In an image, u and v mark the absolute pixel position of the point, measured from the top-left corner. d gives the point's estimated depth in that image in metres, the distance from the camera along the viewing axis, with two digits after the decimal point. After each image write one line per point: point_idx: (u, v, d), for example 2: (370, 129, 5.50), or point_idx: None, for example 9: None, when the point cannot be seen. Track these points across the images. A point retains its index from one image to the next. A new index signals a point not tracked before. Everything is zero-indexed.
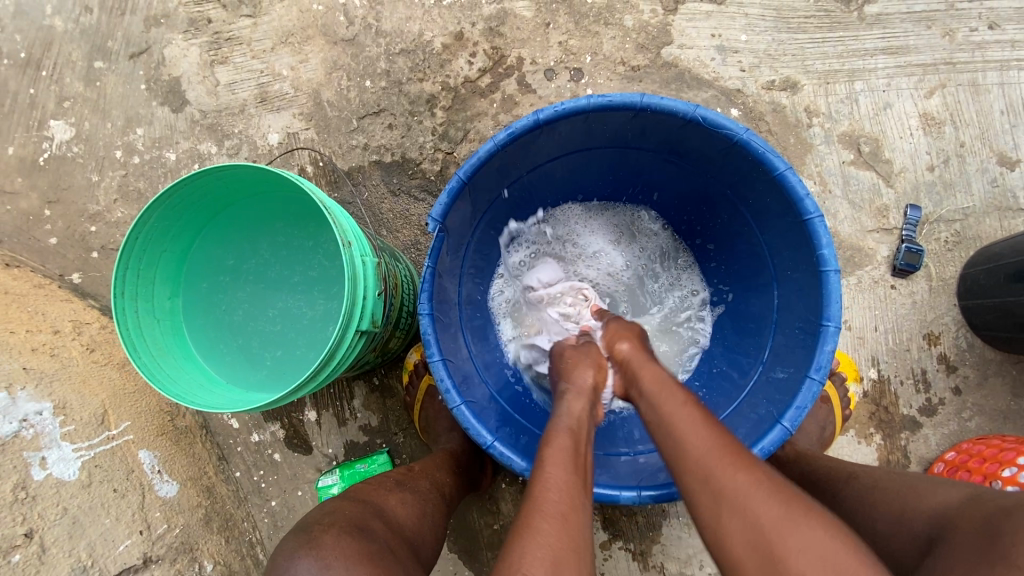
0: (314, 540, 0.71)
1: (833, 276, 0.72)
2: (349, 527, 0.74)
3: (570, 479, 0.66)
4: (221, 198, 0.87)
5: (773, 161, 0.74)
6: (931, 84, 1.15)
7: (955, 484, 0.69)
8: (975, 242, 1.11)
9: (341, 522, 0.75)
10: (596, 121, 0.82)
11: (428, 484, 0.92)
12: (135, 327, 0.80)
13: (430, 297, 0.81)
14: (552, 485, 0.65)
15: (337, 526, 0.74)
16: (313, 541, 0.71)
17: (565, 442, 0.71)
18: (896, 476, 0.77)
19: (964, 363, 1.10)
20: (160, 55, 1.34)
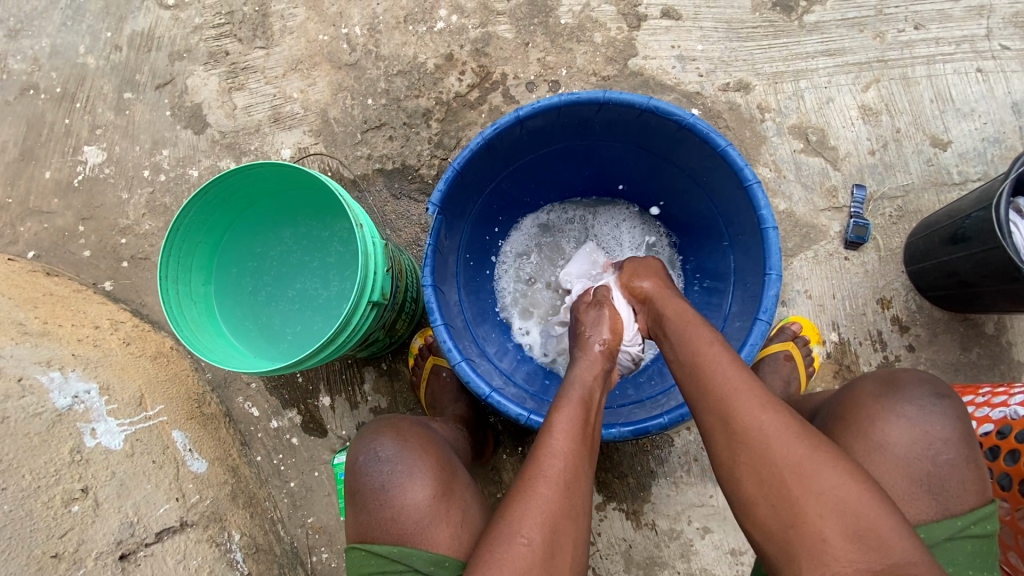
0: (394, 425, 0.87)
1: (772, 233, 0.85)
2: (415, 423, 0.91)
3: (572, 447, 0.77)
4: (248, 195, 1.02)
5: (716, 140, 0.88)
6: (867, 80, 1.31)
7: (835, 393, 0.86)
8: (917, 214, 1.26)
9: (408, 419, 0.92)
10: (568, 115, 0.97)
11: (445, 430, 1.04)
12: (177, 306, 0.93)
13: (432, 271, 0.93)
14: (556, 452, 0.77)
15: (405, 421, 0.91)
16: (395, 427, 0.87)
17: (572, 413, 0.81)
18: (806, 400, 0.93)
19: (915, 323, 1.22)
20: (183, 85, 1.50)
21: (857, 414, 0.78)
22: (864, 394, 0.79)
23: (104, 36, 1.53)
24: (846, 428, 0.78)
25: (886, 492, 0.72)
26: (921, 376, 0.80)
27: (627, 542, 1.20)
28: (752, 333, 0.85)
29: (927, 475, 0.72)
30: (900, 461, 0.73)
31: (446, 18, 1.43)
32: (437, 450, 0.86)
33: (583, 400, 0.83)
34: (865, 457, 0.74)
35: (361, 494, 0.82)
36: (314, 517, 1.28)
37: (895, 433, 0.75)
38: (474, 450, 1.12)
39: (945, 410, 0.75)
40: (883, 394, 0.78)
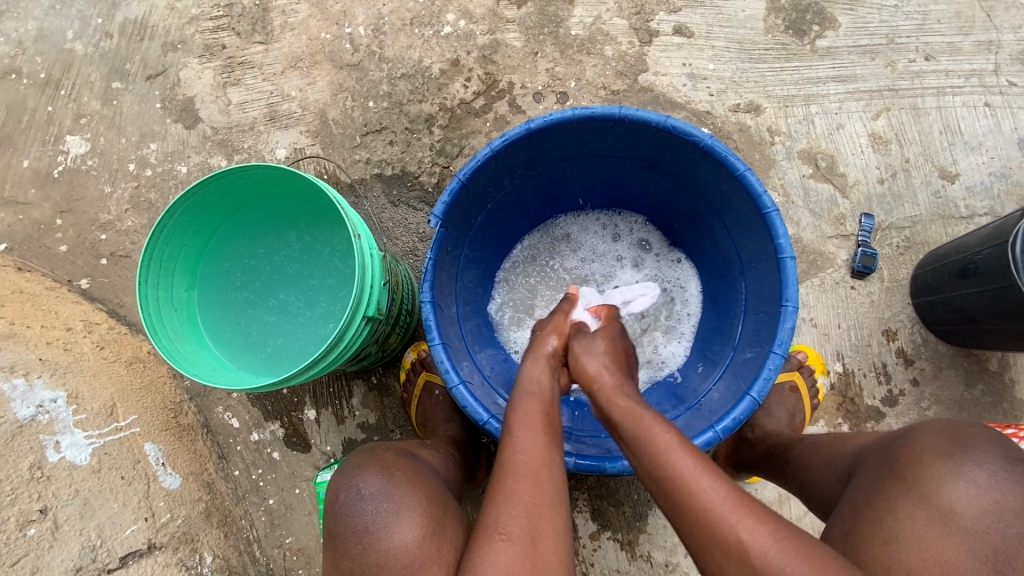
0: (378, 458, 0.81)
1: (789, 263, 0.82)
2: (404, 454, 0.85)
3: (538, 439, 0.72)
4: (242, 198, 0.96)
5: (734, 163, 0.85)
6: (878, 108, 1.30)
7: (883, 442, 0.79)
8: (925, 246, 1.24)
9: (395, 449, 0.86)
10: (579, 131, 0.93)
11: (445, 451, 0.99)
12: (157, 312, 0.87)
13: (432, 287, 0.89)
14: (522, 447, 0.72)
15: (393, 452, 0.85)
16: (381, 460, 0.80)
17: (531, 407, 0.77)
18: (841, 444, 0.87)
19: (920, 357, 1.20)
20: (175, 77, 1.44)
21: (917, 470, 0.69)
22: (926, 450, 0.71)
23: (94, 22, 1.46)
24: (900, 484, 0.70)
25: (939, 561, 0.63)
26: (992, 436, 0.71)
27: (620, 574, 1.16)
28: (766, 367, 0.82)
29: (995, 552, 0.62)
30: (964, 529, 0.64)
31: (453, 23, 1.39)
32: (426, 485, 0.80)
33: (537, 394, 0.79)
34: (923, 521, 0.66)
35: (343, 535, 0.75)
36: (292, 538, 1.21)
37: (962, 497, 0.65)
38: (467, 475, 1.06)
39: (1021, 478, 0.66)
40: (948, 450, 0.70)
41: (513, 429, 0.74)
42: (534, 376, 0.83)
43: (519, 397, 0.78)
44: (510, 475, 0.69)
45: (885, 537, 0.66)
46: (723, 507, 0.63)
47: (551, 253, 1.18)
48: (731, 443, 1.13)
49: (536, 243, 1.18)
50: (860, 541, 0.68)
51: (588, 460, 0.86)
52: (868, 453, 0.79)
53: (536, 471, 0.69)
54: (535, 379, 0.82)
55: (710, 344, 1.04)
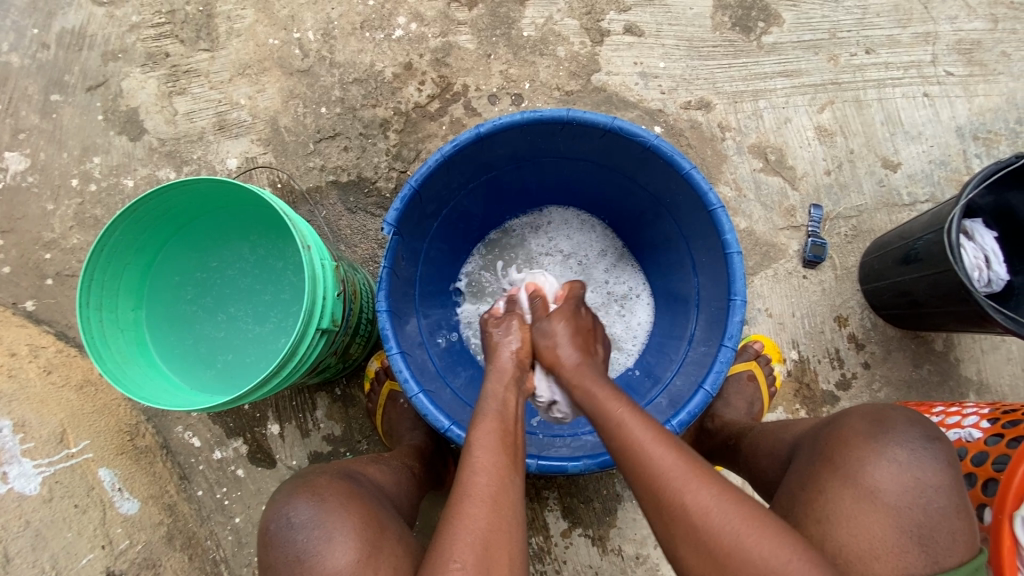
0: (310, 483, 0.79)
1: (736, 258, 0.84)
2: (339, 475, 0.83)
3: (496, 460, 0.72)
4: (187, 212, 0.93)
5: (680, 162, 0.86)
6: (822, 101, 1.34)
7: (818, 428, 0.81)
8: (871, 233, 1.29)
9: (331, 471, 0.83)
10: (529, 133, 0.93)
11: (399, 463, 0.98)
12: (100, 334, 0.84)
13: (387, 296, 0.88)
14: (480, 468, 0.71)
15: (328, 474, 0.82)
16: (309, 485, 0.78)
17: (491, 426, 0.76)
18: (783, 431, 0.89)
19: (870, 341, 1.24)
20: (117, 88, 1.39)
21: (842, 452, 0.72)
22: (852, 433, 0.74)
23: (29, 33, 1.40)
24: (830, 468, 0.72)
25: (866, 538, 0.66)
26: (910, 415, 0.75)
27: (593, 569, 1.17)
28: (717, 361, 0.83)
29: (917, 526, 0.66)
30: (888, 507, 0.67)
31: (404, 26, 1.38)
32: (362, 504, 0.78)
33: (497, 414, 0.78)
34: (850, 500, 0.69)
35: (278, 566, 0.74)
36: None
37: (886, 477, 0.69)
38: (430, 483, 1.06)
39: (937, 454, 0.70)
40: (872, 431, 0.72)
41: (473, 448, 0.73)
42: (495, 396, 0.82)
43: (480, 416, 0.78)
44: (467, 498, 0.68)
45: (817, 519, 0.69)
46: (683, 479, 0.66)
47: (525, 241, 1.18)
48: (693, 434, 1.16)
49: (513, 229, 1.18)
50: (795, 524, 0.71)
51: (550, 461, 0.86)
52: (805, 439, 0.82)
53: (494, 492, 0.69)
54: (497, 398, 0.82)
55: (665, 339, 1.05)
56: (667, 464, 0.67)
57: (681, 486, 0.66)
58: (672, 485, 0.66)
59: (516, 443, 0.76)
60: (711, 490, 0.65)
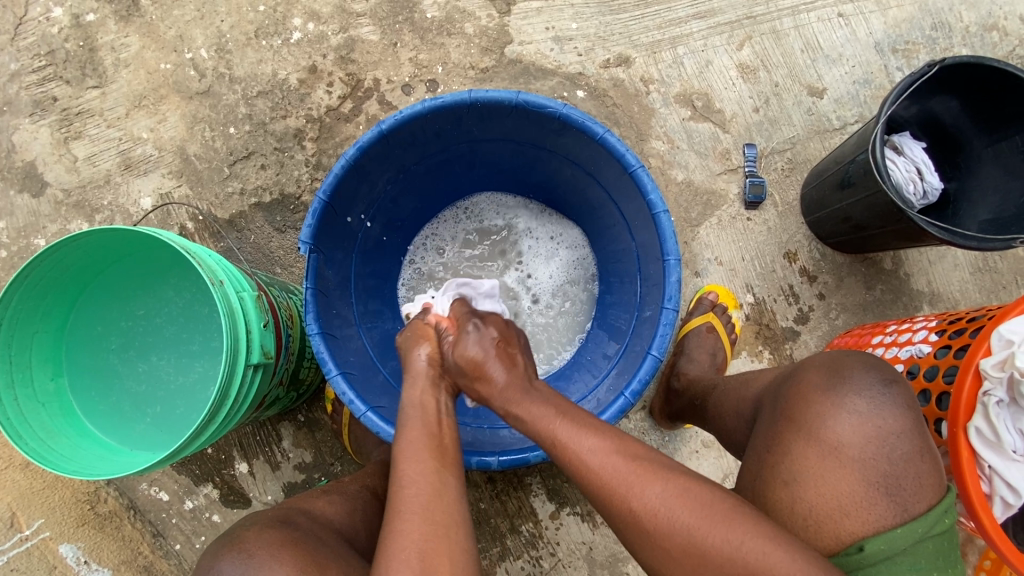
0: (237, 539, 0.72)
1: (663, 217, 0.82)
2: (273, 522, 0.75)
3: (422, 468, 0.69)
4: (90, 266, 0.87)
5: (592, 128, 0.83)
6: (740, 38, 1.31)
7: (776, 382, 0.80)
8: (807, 164, 1.28)
9: (263, 519, 0.76)
10: (436, 122, 0.89)
11: (358, 487, 0.93)
12: (17, 414, 0.78)
13: (317, 317, 0.84)
14: (410, 480, 0.69)
15: (260, 524, 0.75)
16: (236, 540, 0.72)
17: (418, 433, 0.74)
18: (745, 387, 0.89)
19: (821, 271, 1.24)
20: (8, 143, 1.29)
21: (803, 409, 0.71)
22: (810, 388, 0.72)
23: None
24: (792, 428, 0.71)
25: (834, 495, 0.66)
26: (868, 361, 0.73)
27: (587, 545, 1.17)
28: (660, 324, 0.82)
29: (882, 477, 0.66)
30: (853, 461, 0.67)
31: (301, 27, 1.31)
32: (299, 548, 0.71)
33: (420, 416, 0.76)
34: (815, 459, 0.68)
35: None
36: None
37: (847, 431, 0.68)
38: None
39: (895, 399, 0.69)
40: (829, 385, 0.71)
41: (401, 461, 0.71)
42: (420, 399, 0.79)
43: (402, 426, 0.75)
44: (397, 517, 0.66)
45: (785, 481, 0.69)
46: (625, 483, 0.65)
47: (503, 219, 1.16)
48: (661, 396, 1.16)
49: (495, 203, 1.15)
50: (764, 488, 0.71)
51: (511, 455, 0.85)
52: (765, 396, 0.81)
53: (425, 501, 0.67)
54: (420, 402, 0.79)
55: (613, 309, 1.03)
56: (614, 470, 0.66)
57: (622, 490, 0.65)
58: (614, 495, 0.66)
59: (447, 445, 0.74)
60: (656, 486, 0.65)
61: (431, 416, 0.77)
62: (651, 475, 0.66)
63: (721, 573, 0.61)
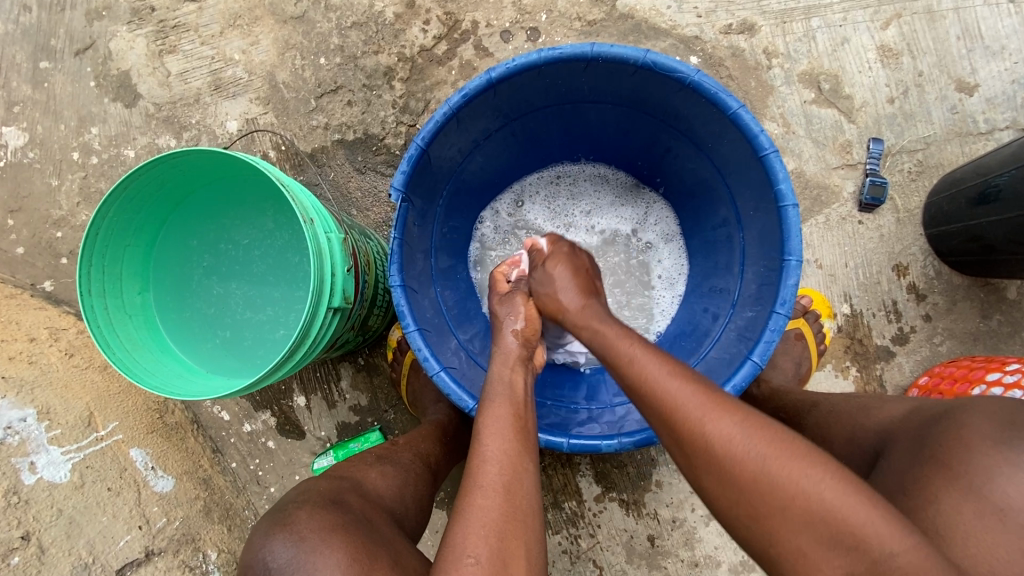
0: (289, 517, 0.71)
1: (791, 211, 0.73)
2: (325, 503, 0.74)
3: (507, 447, 0.68)
4: (182, 184, 0.86)
5: (726, 101, 0.74)
6: (887, 15, 1.15)
7: (918, 422, 0.71)
8: (939, 169, 1.13)
9: (315, 498, 0.75)
10: (550, 75, 0.82)
11: (412, 456, 0.92)
12: (106, 323, 0.79)
13: (401, 268, 0.81)
14: (490, 458, 0.67)
15: (311, 503, 0.74)
16: (288, 520, 0.71)
17: (502, 411, 0.72)
18: (863, 415, 0.80)
19: (933, 291, 1.12)
20: (106, 49, 1.29)
21: (960, 457, 0.59)
22: (975, 435, 0.60)
23: None
24: (946, 475, 0.59)
25: (994, 559, 0.53)
26: None
27: (628, 533, 1.14)
28: (768, 330, 0.73)
29: None
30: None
31: None
32: (349, 535, 0.69)
33: (508, 397, 0.73)
34: (971, 516, 0.56)
35: None
36: None
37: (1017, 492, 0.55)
38: (456, 458, 1.02)
39: None
40: (1004, 437, 0.58)
41: (482, 437, 0.69)
42: (500, 375, 0.77)
43: (487, 401, 0.73)
44: (478, 489, 0.64)
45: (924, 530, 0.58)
46: (721, 439, 0.59)
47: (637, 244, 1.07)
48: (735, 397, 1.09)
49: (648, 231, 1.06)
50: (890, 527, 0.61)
51: (580, 440, 0.79)
52: (900, 435, 0.71)
53: (506, 483, 0.65)
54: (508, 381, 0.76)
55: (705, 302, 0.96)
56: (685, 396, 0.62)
57: (698, 416, 0.60)
58: (690, 414, 0.61)
59: (528, 429, 0.72)
60: (735, 418, 0.60)
61: (517, 396, 0.74)
62: (728, 407, 0.61)
63: (796, 527, 0.54)
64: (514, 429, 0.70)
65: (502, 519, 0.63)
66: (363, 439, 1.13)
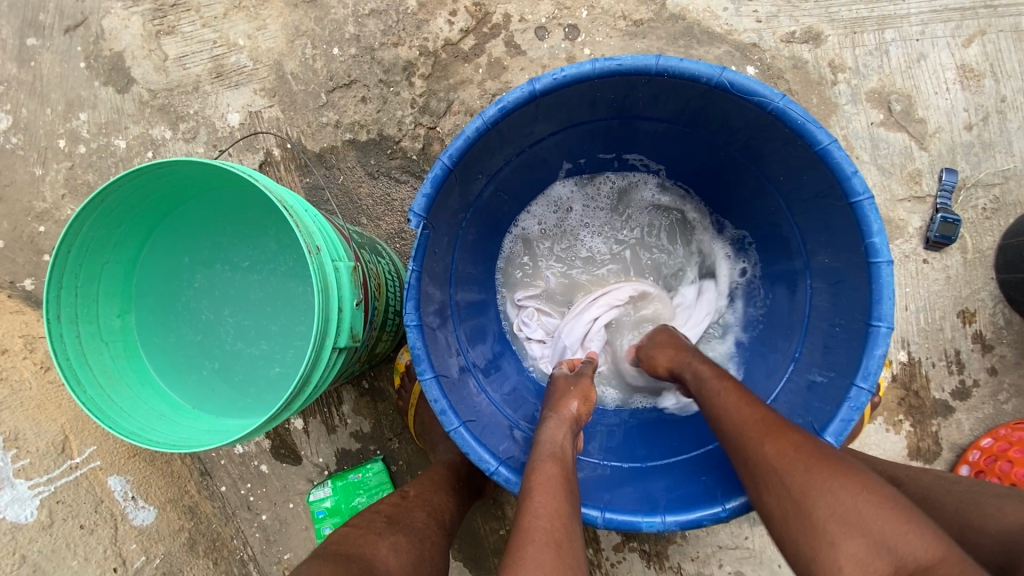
0: None
1: (886, 269, 0.61)
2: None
3: (561, 506, 0.59)
4: (170, 194, 0.75)
5: (814, 134, 0.61)
6: (970, 31, 1.03)
7: None
8: (1017, 207, 1.02)
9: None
10: (601, 88, 0.70)
11: (425, 515, 0.81)
12: (77, 354, 0.69)
13: (417, 305, 0.70)
14: (543, 511, 0.58)
15: None
16: None
17: (552, 469, 0.64)
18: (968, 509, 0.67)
19: (1001, 342, 1.01)
20: (98, 27, 1.17)
21: None
22: None
23: None
24: None
25: None
26: None
27: None
28: (846, 405, 0.62)
29: None
30: None
31: None
32: None
33: (558, 456, 0.65)
34: None
35: None
36: (290, 554, 1.08)
37: None
38: (469, 503, 0.92)
39: None
40: None
41: (532, 492, 0.60)
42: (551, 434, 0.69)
43: (537, 458, 0.65)
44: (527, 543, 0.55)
45: None
46: (772, 470, 0.60)
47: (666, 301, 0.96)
48: None
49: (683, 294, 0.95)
50: None
51: (619, 513, 0.68)
52: None
53: (558, 544, 0.56)
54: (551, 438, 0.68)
55: (757, 350, 0.85)
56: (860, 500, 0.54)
57: (817, 491, 0.56)
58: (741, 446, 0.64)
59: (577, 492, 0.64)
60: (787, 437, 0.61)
61: (565, 458, 0.65)
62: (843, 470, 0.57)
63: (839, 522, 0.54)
64: (566, 488, 0.62)
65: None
66: (365, 470, 1.06)
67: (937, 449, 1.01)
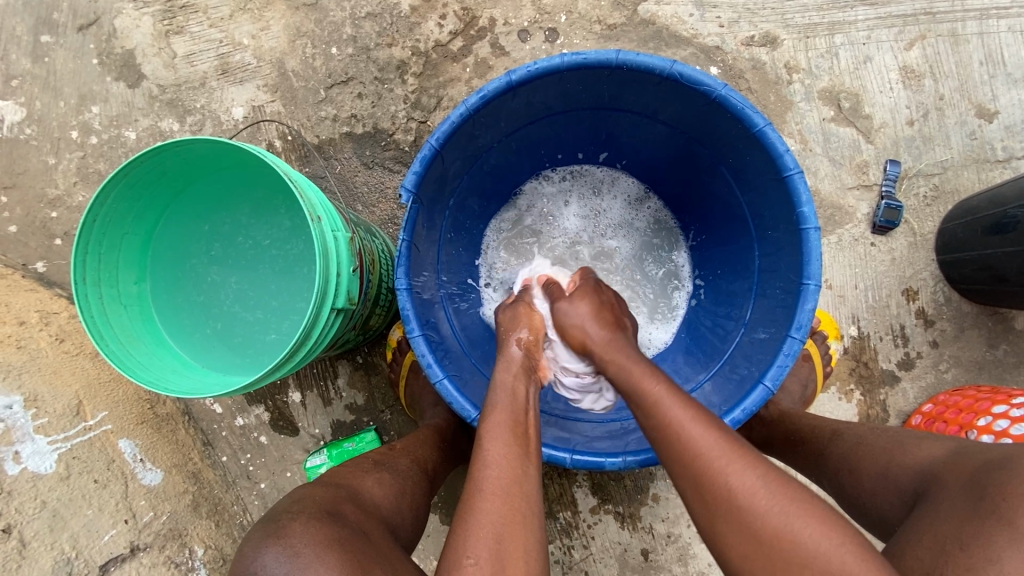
0: (282, 528, 0.69)
1: (813, 234, 0.71)
2: (321, 513, 0.71)
3: (509, 452, 0.66)
4: (187, 172, 0.83)
5: (752, 118, 0.72)
6: (911, 36, 1.14)
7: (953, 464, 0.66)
8: (955, 194, 1.12)
9: (311, 508, 0.72)
10: (571, 80, 0.79)
11: (409, 462, 0.90)
12: (100, 313, 0.76)
13: (408, 270, 0.78)
14: (492, 461, 0.65)
15: (306, 513, 0.71)
16: (281, 530, 0.68)
17: (503, 417, 0.70)
18: (898, 452, 0.74)
19: (941, 317, 1.11)
20: (110, 26, 1.25)
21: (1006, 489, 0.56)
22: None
23: None
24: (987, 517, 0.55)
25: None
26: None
27: (622, 546, 1.13)
28: (782, 353, 0.72)
29: None
30: None
31: None
32: (346, 551, 0.67)
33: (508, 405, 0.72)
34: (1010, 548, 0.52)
35: None
36: None
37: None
38: (453, 464, 1.00)
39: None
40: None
41: (484, 441, 0.67)
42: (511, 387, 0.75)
43: (488, 408, 0.72)
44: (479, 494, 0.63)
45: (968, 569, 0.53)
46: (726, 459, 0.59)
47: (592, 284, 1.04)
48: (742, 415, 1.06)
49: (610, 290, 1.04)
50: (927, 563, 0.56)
51: (585, 455, 0.78)
52: (942, 475, 0.65)
53: (506, 485, 0.64)
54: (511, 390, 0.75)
55: (715, 318, 0.95)
56: (707, 444, 0.60)
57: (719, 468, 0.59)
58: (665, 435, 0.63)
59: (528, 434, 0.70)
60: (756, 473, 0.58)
61: (520, 402, 0.73)
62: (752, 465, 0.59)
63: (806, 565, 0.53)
64: (515, 433, 0.68)
65: (502, 520, 0.61)
66: (358, 439, 1.10)
67: (885, 415, 1.10)
